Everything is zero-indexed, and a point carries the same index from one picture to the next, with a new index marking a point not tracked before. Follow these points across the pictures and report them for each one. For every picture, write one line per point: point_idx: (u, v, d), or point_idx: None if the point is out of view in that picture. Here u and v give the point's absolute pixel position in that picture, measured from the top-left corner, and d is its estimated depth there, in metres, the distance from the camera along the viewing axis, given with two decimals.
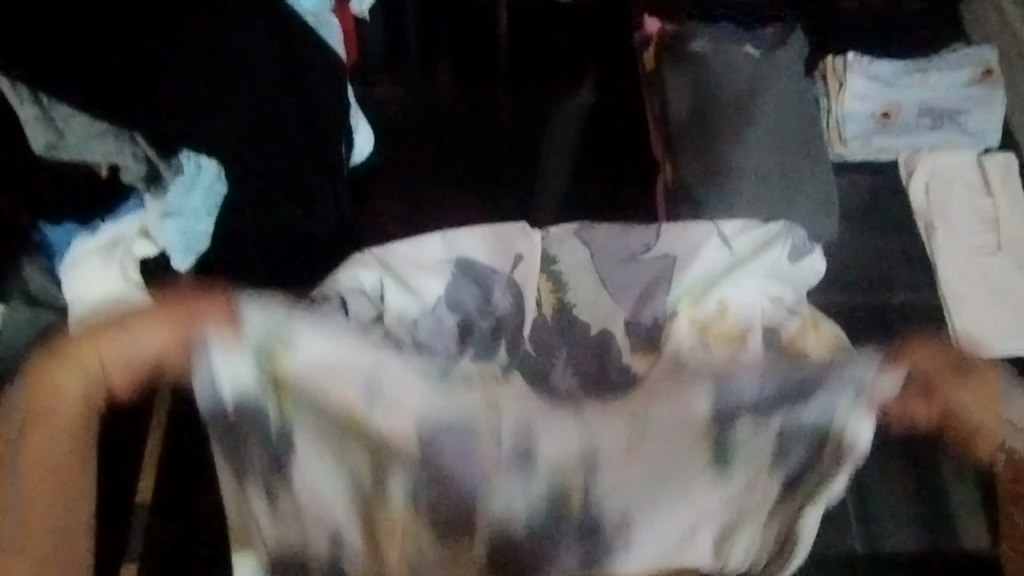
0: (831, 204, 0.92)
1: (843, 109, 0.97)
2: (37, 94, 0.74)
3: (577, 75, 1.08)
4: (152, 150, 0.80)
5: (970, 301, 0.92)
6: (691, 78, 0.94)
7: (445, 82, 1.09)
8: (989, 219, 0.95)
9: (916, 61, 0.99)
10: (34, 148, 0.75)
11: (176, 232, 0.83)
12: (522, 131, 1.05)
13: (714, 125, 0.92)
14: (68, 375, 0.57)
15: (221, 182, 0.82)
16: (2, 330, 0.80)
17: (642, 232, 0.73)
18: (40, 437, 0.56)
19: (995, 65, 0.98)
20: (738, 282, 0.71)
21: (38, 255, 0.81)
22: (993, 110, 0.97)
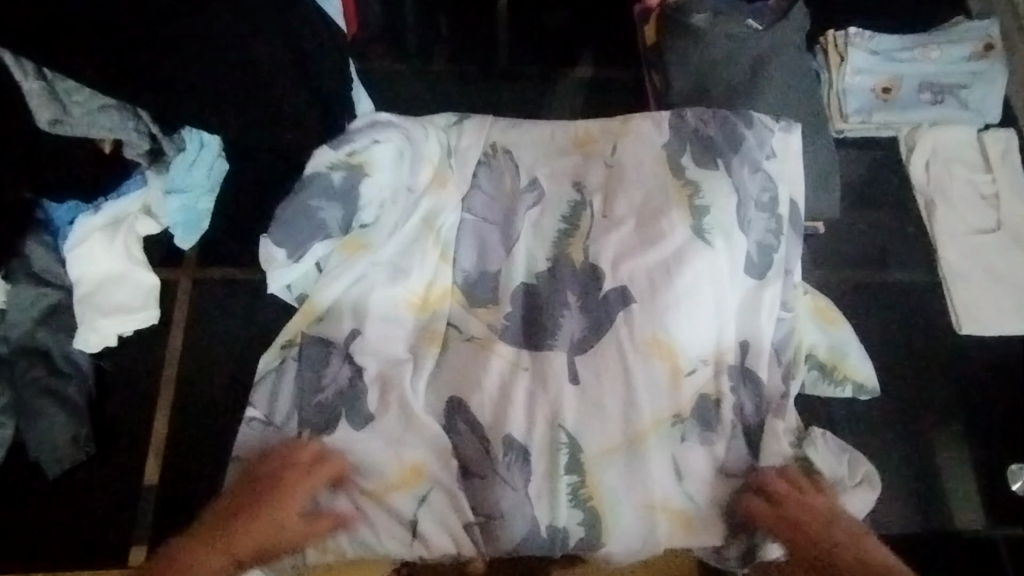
0: (832, 179, 0.92)
1: (844, 85, 0.96)
2: (41, 68, 0.73)
3: (578, 47, 1.04)
4: (156, 125, 0.80)
5: (966, 276, 0.92)
6: (693, 52, 0.93)
7: (440, 58, 1.03)
8: (988, 196, 0.96)
9: (918, 36, 0.99)
10: (38, 123, 0.73)
11: (179, 208, 0.86)
12: (520, 103, 1.01)
13: (715, 100, 0.92)
14: (291, 478, 0.73)
15: (223, 159, 0.87)
16: (8, 309, 0.79)
17: (653, 163, 0.86)
18: (208, 557, 0.68)
19: (996, 40, 0.98)
20: (732, 185, 0.84)
21: (42, 234, 0.82)
22: (993, 85, 0.97)
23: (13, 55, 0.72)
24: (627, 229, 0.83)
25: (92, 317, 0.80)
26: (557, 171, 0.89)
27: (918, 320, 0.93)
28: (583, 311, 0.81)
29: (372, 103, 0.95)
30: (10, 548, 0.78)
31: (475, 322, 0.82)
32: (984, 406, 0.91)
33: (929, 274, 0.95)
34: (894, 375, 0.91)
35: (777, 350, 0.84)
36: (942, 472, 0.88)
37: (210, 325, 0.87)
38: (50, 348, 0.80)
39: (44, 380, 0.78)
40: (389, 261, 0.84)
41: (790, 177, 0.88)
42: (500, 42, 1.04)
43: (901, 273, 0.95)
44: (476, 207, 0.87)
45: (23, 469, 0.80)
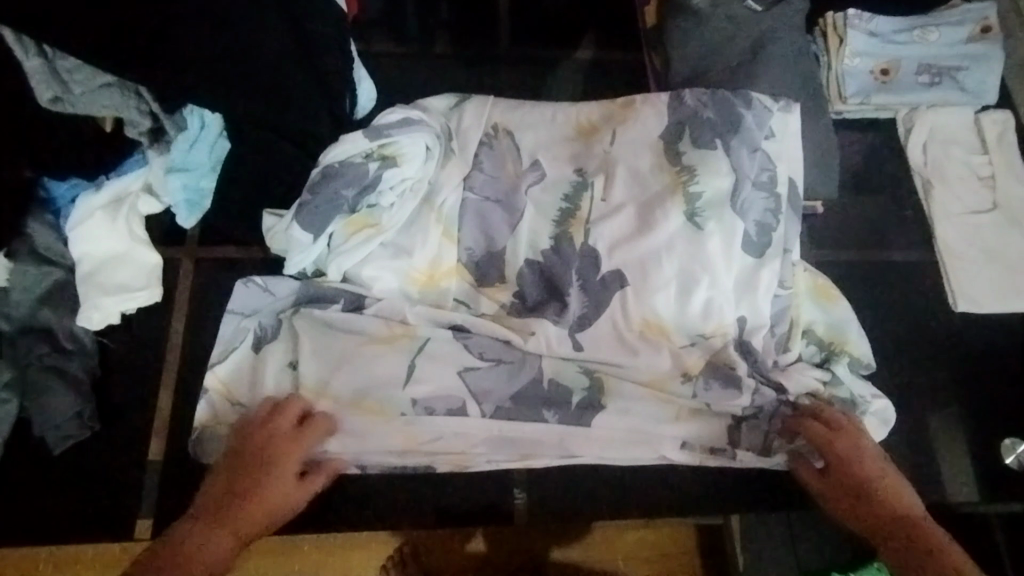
0: (831, 160, 0.93)
1: (843, 67, 0.97)
2: (44, 46, 0.71)
3: (578, 28, 1.04)
4: (158, 105, 0.79)
5: (961, 255, 0.94)
6: (694, 33, 0.93)
7: (440, 38, 1.03)
8: (985, 176, 0.97)
9: (916, 19, 1.00)
10: (40, 101, 0.73)
11: (181, 187, 0.87)
12: (520, 84, 1.02)
13: (716, 81, 0.92)
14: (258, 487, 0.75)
15: (224, 137, 0.88)
16: (10, 287, 0.79)
17: (652, 147, 0.88)
18: (202, 537, 0.71)
19: (993, 22, 0.99)
20: (729, 168, 0.84)
21: (44, 212, 0.82)
22: (990, 67, 0.98)
23: (13, 32, 0.70)
24: (629, 209, 0.85)
25: (95, 295, 0.80)
26: (558, 152, 0.90)
27: (915, 299, 0.94)
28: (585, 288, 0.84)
29: (374, 83, 0.95)
30: (15, 523, 0.78)
31: (485, 301, 0.86)
32: (980, 384, 0.92)
33: (925, 254, 0.96)
34: (892, 354, 0.92)
35: (773, 325, 0.86)
36: (939, 449, 0.89)
37: (213, 304, 0.88)
38: (52, 326, 0.80)
39: (47, 357, 0.79)
40: (399, 242, 0.86)
41: (791, 156, 0.88)
42: (500, 24, 1.04)
43: (899, 253, 0.96)
44: (478, 187, 0.87)
45: (28, 446, 0.80)
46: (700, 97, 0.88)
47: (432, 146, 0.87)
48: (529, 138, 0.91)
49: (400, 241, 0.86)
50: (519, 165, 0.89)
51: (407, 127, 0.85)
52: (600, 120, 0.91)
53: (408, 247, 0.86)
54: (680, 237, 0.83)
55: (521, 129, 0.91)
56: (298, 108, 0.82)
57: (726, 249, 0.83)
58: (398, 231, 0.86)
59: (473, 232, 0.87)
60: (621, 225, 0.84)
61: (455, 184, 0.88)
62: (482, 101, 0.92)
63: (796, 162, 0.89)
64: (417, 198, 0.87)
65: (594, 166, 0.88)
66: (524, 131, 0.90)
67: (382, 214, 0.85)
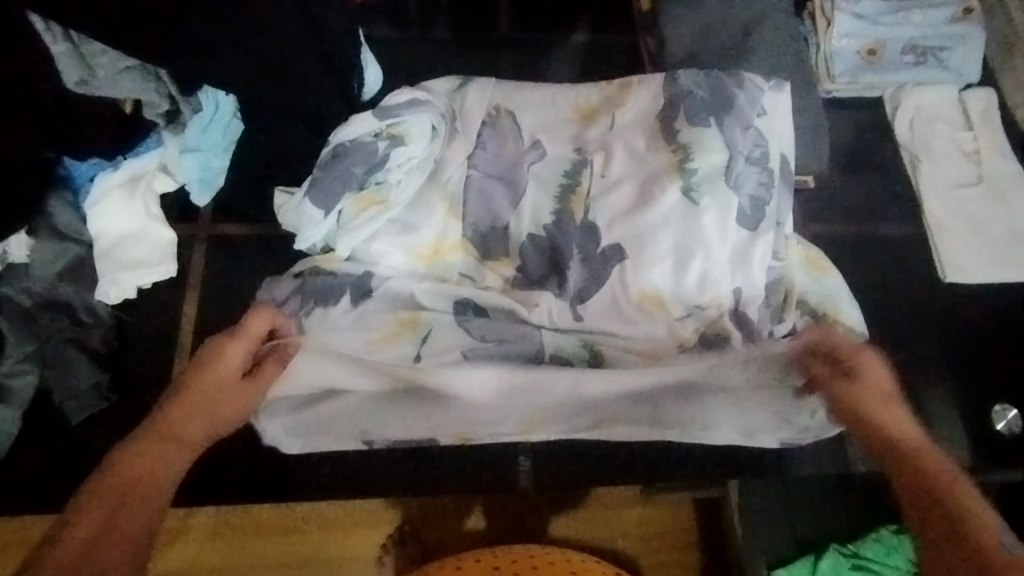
0: (821, 136, 0.97)
1: (831, 47, 1.01)
2: (69, 30, 0.76)
3: (574, 14, 1.08)
4: (175, 87, 0.83)
5: (948, 227, 0.97)
6: (687, 15, 0.97)
7: (442, 25, 1.06)
8: (970, 152, 1.00)
9: (901, 1, 1.04)
10: (67, 84, 0.77)
11: (195, 167, 0.90)
12: (519, 68, 1.05)
13: (709, 61, 0.95)
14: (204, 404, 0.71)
15: (238, 119, 0.91)
16: (32, 262, 0.82)
17: (648, 126, 0.91)
18: (149, 457, 0.66)
19: (975, 4, 1.03)
20: (723, 144, 0.87)
21: (63, 191, 0.85)
22: (973, 46, 1.02)
23: (41, 18, 0.75)
24: (628, 184, 0.88)
25: (114, 270, 0.83)
26: (557, 132, 0.93)
27: (905, 270, 0.97)
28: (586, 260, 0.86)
29: (379, 67, 0.99)
30: (37, 491, 0.81)
31: (488, 275, 0.88)
32: (970, 351, 0.95)
33: (914, 227, 0.99)
34: (884, 323, 0.95)
35: (768, 296, 0.88)
36: (932, 419, 0.91)
37: (229, 282, 0.91)
38: (72, 301, 0.83)
39: (68, 329, 0.82)
40: (405, 219, 0.88)
41: (783, 132, 0.91)
42: (500, 12, 1.08)
43: (888, 227, 0.99)
44: (481, 165, 0.90)
45: (50, 416, 0.83)
46: (693, 77, 0.91)
47: (436, 127, 0.89)
48: (530, 120, 0.93)
49: (406, 218, 0.88)
50: (520, 145, 0.92)
51: (413, 109, 0.88)
52: (598, 102, 0.95)
53: (414, 223, 0.88)
54: (677, 211, 0.85)
55: (522, 111, 0.93)
56: (308, 89, 0.86)
57: (720, 223, 0.86)
58: (404, 209, 0.88)
59: (478, 209, 0.89)
60: (621, 201, 0.87)
61: (458, 163, 0.90)
62: (483, 84, 0.94)
63: (788, 139, 0.91)
64: (422, 177, 0.89)
65: (592, 145, 0.91)
66: (525, 113, 0.93)
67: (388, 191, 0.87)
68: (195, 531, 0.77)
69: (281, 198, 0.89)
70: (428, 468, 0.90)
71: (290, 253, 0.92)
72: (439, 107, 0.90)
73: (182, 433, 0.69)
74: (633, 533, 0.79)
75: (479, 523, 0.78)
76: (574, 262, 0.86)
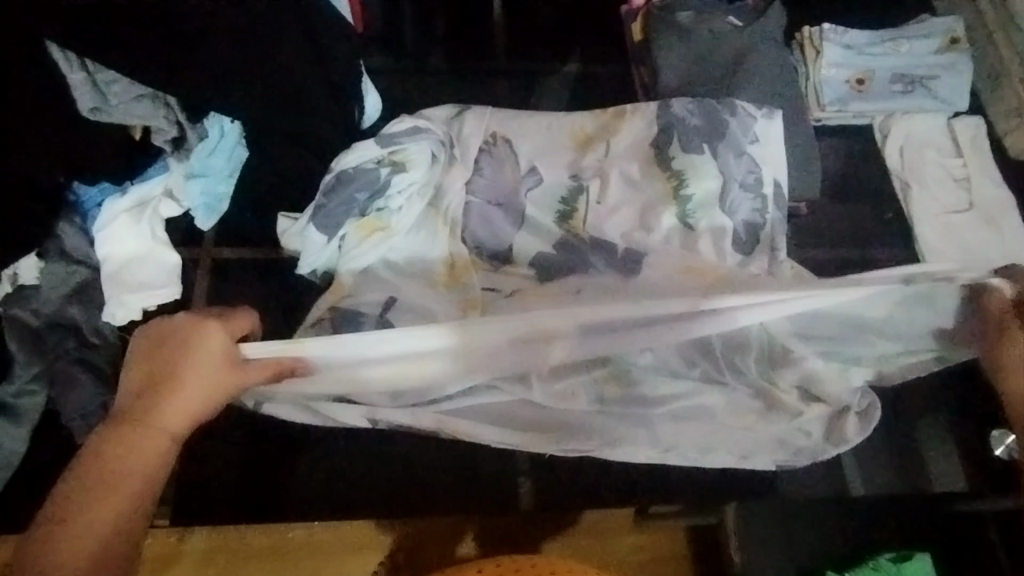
0: (811, 162, 0.98)
1: (820, 77, 1.03)
2: (85, 60, 0.80)
3: (570, 45, 1.11)
4: (184, 114, 0.86)
5: (941, 252, 0.98)
6: (678, 46, 1.00)
7: (440, 55, 1.10)
8: (960, 178, 1.02)
9: (887, 32, 1.07)
10: (80, 111, 0.81)
11: (200, 192, 0.93)
12: (516, 97, 1.08)
13: (700, 90, 0.98)
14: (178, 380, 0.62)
15: (242, 145, 0.94)
16: (42, 284, 0.86)
17: (644, 154, 0.93)
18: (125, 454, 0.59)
19: (961, 34, 1.05)
20: (715, 171, 0.90)
21: (74, 215, 0.88)
22: (960, 75, 1.04)
23: (59, 48, 0.79)
24: (626, 209, 0.91)
25: (119, 292, 0.86)
26: (553, 158, 0.95)
27: None
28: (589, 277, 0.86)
29: (379, 96, 1.02)
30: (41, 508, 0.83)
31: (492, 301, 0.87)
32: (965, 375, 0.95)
33: (906, 252, 1.00)
34: None
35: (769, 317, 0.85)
36: (923, 450, 0.94)
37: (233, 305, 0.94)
38: (80, 321, 0.86)
39: (74, 350, 0.85)
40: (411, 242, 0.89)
41: (775, 159, 0.93)
42: (497, 43, 1.11)
43: (879, 251, 1.00)
44: (481, 191, 0.92)
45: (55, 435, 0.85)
46: (684, 107, 0.94)
47: (437, 155, 0.92)
48: (529, 148, 0.95)
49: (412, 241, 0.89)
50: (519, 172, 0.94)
51: (415, 138, 0.91)
52: (593, 127, 0.96)
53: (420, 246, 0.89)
54: (675, 235, 0.88)
55: (521, 140, 0.95)
56: (310, 118, 0.89)
57: (716, 247, 0.87)
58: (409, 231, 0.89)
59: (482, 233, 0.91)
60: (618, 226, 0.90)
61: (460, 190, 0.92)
62: (480, 112, 0.96)
63: (781, 166, 0.93)
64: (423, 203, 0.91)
65: (587, 172, 0.94)
66: (524, 141, 0.95)
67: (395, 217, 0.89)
68: (189, 555, 0.78)
69: (287, 223, 0.91)
70: (429, 488, 0.89)
71: (292, 275, 0.95)
72: (440, 135, 0.93)
73: (159, 426, 0.60)
74: (629, 561, 0.81)
75: (471, 548, 0.80)
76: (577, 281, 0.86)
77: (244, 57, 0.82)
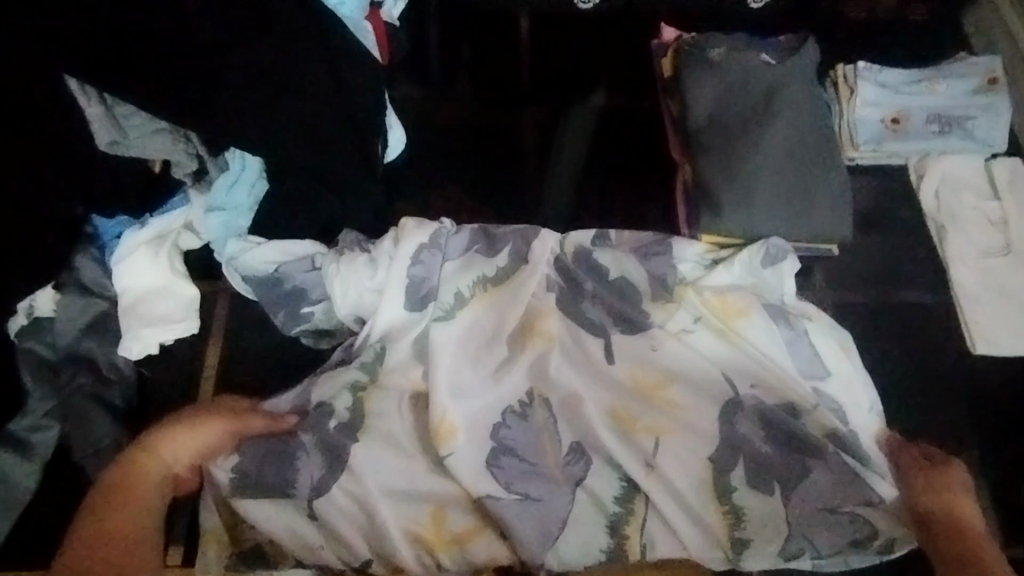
0: (847, 197, 0.94)
1: (853, 116, 1.01)
2: (103, 94, 0.79)
3: (596, 79, 1.11)
4: (203, 147, 0.85)
5: (977, 298, 0.95)
6: (709, 83, 0.97)
7: (464, 87, 1.11)
8: (997, 221, 0.99)
9: (923, 71, 1.04)
10: (98, 145, 0.80)
11: (219, 224, 0.90)
12: (544, 132, 1.08)
13: (732, 128, 0.95)
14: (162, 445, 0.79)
15: (264, 178, 0.91)
16: (57, 317, 0.84)
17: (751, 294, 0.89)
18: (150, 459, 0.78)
19: (999, 74, 1.03)
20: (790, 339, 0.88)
21: (90, 246, 0.88)
22: (999, 116, 1.01)
23: (79, 83, 0.78)
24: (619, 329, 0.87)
25: (135, 326, 0.85)
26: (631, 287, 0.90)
27: (931, 336, 0.95)
28: (529, 458, 0.81)
29: (404, 129, 1.01)
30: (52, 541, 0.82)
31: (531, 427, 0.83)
32: (1005, 422, 0.90)
33: (941, 295, 0.97)
34: (918, 395, 0.92)
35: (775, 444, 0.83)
36: None
37: (245, 335, 0.93)
38: (95, 356, 0.85)
39: (89, 385, 0.84)
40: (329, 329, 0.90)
41: (786, 220, 0.92)
42: (524, 76, 1.11)
43: (912, 295, 0.97)
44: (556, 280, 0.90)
45: (70, 469, 0.85)
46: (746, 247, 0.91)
47: (468, 288, 0.89)
48: (607, 249, 0.92)
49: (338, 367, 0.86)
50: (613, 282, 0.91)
51: (418, 258, 0.88)
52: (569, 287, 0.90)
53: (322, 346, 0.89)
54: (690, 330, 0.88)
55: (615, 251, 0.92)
56: (335, 152, 0.86)
57: (764, 355, 0.86)
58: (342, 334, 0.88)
59: (453, 338, 0.85)
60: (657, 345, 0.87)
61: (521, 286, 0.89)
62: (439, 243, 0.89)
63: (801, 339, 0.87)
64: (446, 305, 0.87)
65: (648, 245, 0.92)
66: (607, 299, 0.89)
67: (336, 287, 0.87)
68: None
69: (268, 270, 0.89)
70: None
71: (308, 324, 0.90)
72: (488, 271, 0.90)
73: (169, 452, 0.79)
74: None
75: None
76: (585, 371, 0.85)
77: (273, 96, 0.81)
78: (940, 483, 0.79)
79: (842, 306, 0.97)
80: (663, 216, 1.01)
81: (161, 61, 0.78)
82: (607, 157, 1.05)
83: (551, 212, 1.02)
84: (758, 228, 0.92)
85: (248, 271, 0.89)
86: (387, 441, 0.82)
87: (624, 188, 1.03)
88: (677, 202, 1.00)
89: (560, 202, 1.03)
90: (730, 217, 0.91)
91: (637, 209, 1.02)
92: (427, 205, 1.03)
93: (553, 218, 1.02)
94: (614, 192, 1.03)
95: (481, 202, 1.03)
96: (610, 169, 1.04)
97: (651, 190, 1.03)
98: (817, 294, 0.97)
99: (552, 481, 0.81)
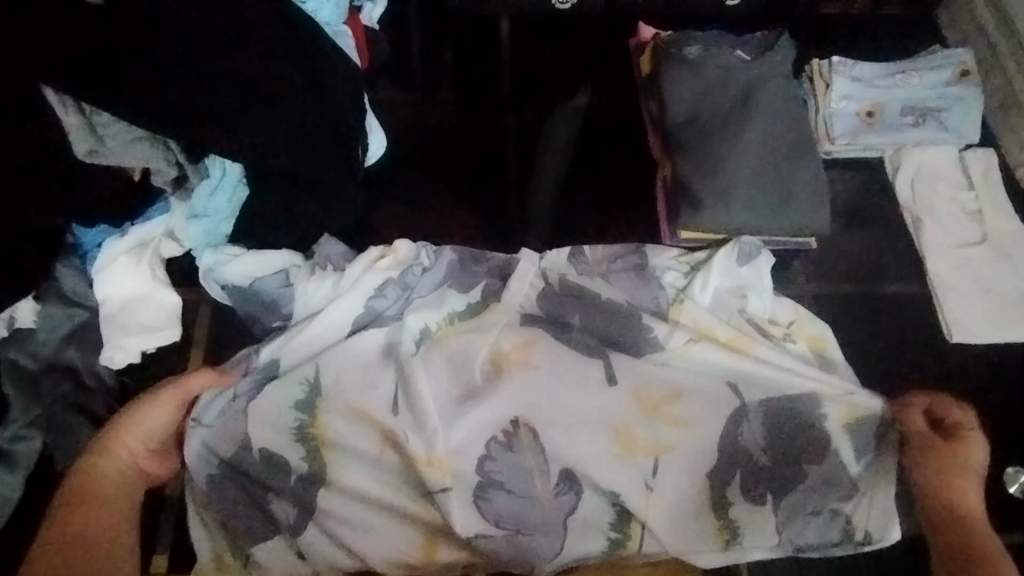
0: (824, 190, 0.95)
1: (830, 110, 1.02)
2: (81, 103, 0.78)
3: (576, 78, 1.11)
4: (183, 155, 0.84)
5: (953, 289, 0.96)
6: (686, 81, 0.98)
7: (445, 87, 1.11)
8: (972, 211, 1.00)
9: (898, 65, 1.06)
10: (76, 154, 0.79)
11: (201, 232, 0.90)
12: (524, 133, 1.09)
13: (710, 125, 0.96)
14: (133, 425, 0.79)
15: (243, 186, 0.90)
16: (38, 327, 0.85)
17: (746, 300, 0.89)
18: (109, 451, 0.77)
19: (972, 66, 1.04)
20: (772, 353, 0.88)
21: (71, 256, 0.88)
22: (972, 108, 1.02)
23: (55, 91, 0.77)
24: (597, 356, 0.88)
25: (118, 336, 0.85)
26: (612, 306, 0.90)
27: (910, 326, 0.96)
28: (520, 479, 0.82)
29: (384, 132, 1.02)
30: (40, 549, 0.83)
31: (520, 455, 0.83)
32: (985, 410, 0.92)
33: (918, 286, 0.98)
34: (899, 385, 0.93)
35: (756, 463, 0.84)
36: None
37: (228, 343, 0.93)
38: (77, 365, 0.86)
39: (71, 395, 0.85)
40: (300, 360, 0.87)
41: (764, 214, 0.93)
42: (504, 77, 1.11)
43: (891, 286, 0.98)
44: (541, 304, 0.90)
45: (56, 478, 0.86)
46: (711, 253, 0.93)
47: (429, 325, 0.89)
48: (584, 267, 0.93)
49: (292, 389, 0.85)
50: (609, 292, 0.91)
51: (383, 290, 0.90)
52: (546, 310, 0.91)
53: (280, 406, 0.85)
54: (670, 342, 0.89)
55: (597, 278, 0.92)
56: (314, 158, 0.86)
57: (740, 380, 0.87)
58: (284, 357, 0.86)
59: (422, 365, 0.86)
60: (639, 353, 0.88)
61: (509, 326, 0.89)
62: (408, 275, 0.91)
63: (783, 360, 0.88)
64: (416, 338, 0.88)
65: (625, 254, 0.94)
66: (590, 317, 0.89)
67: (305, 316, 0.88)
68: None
69: (244, 284, 0.89)
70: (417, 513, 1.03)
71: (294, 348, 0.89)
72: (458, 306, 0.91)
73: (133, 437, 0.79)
74: None
75: None
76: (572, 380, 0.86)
77: (251, 103, 0.81)
78: (955, 467, 0.76)
79: (822, 298, 0.98)
80: (644, 212, 1.02)
81: (137, 68, 0.78)
82: (588, 156, 1.06)
83: (533, 212, 1.03)
84: (739, 224, 0.93)
85: (226, 281, 0.89)
86: (358, 477, 0.82)
87: (607, 186, 1.04)
88: (657, 199, 1.01)
89: (542, 201, 1.04)
90: (708, 213, 0.92)
91: (619, 207, 1.03)
92: (408, 207, 1.04)
93: (535, 217, 1.03)
94: (596, 190, 1.04)
95: (463, 204, 1.04)
96: (590, 168, 1.05)
97: (633, 188, 1.04)
98: (797, 287, 0.98)
99: (541, 505, 0.81)
